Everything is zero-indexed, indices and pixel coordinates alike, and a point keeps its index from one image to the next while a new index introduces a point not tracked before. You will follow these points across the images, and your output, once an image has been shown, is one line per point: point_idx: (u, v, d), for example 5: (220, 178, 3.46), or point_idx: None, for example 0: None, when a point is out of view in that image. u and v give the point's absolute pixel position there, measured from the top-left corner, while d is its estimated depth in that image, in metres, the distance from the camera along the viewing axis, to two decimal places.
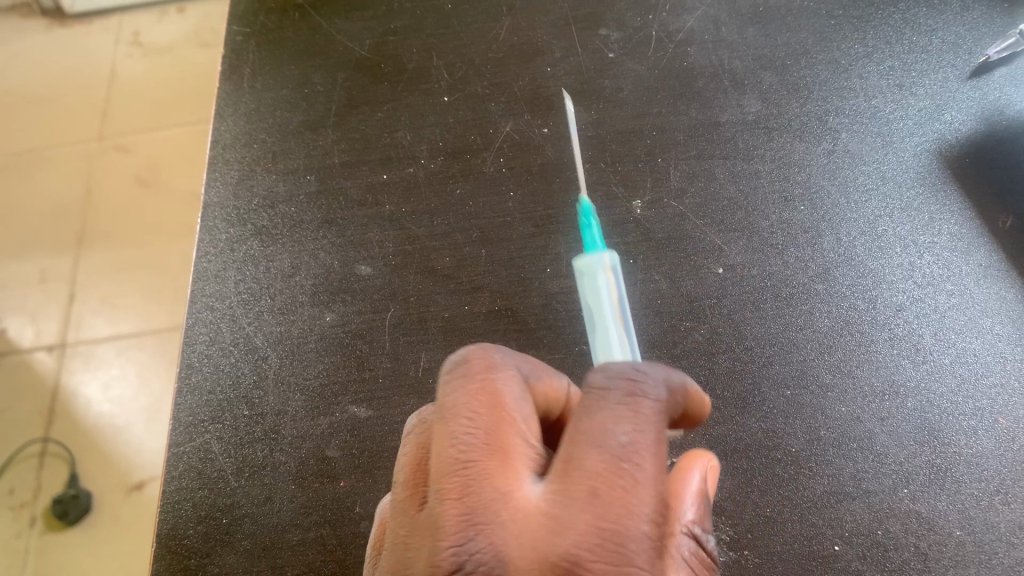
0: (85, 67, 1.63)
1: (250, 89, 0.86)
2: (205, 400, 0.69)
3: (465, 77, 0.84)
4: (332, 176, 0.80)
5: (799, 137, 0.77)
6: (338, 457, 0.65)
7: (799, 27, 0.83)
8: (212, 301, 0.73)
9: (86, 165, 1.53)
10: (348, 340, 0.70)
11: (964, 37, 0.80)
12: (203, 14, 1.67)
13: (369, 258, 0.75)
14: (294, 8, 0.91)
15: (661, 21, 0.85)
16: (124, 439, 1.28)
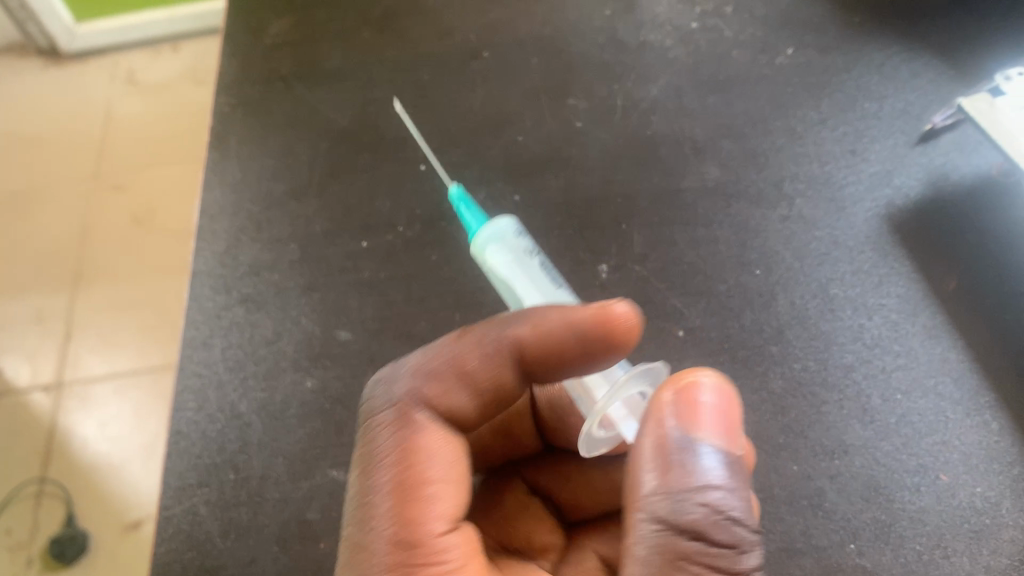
0: (80, 103, 1.60)
1: (236, 158, 0.90)
2: (193, 464, 0.72)
3: (441, 146, 0.88)
4: (314, 244, 0.83)
5: (756, 204, 0.81)
6: (318, 520, 0.69)
7: (757, 94, 0.87)
8: (200, 368, 0.77)
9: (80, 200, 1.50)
10: (328, 406, 0.74)
11: (912, 104, 0.84)
12: (198, 54, 1.63)
13: (349, 324, 0.79)
14: (278, 79, 0.95)
15: (627, 91, 0.89)
16: (119, 477, 1.27)
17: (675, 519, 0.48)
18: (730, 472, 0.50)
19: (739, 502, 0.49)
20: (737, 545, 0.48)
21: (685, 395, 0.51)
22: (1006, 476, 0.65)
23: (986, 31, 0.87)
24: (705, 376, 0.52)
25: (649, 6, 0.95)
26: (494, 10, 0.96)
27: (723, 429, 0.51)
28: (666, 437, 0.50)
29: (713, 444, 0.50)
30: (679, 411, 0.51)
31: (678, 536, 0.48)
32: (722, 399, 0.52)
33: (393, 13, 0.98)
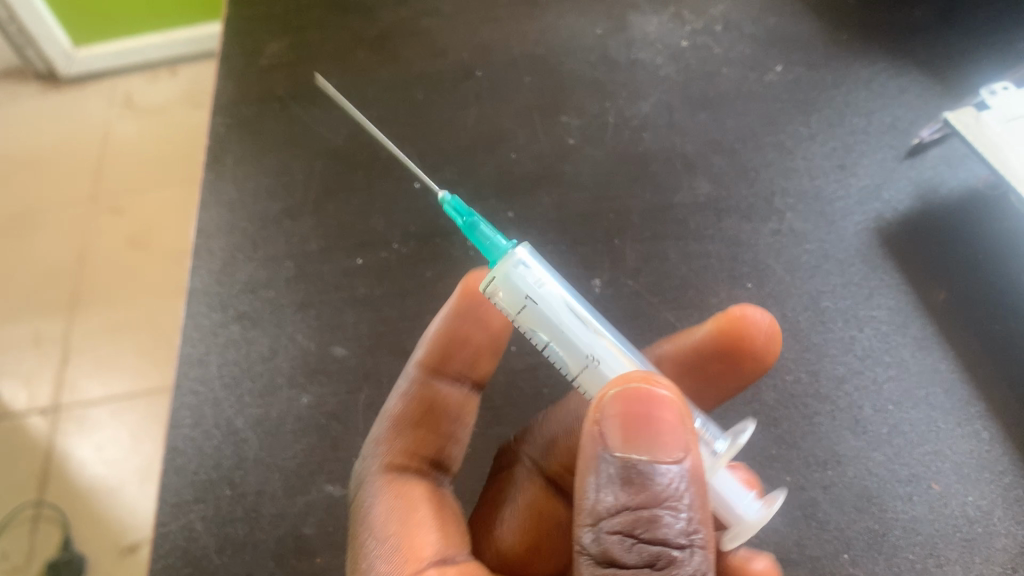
0: (77, 127, 1.58)
1: (232, 176, 0.90)
2: (189, 480, 0.72)
3: (436, 163, 0.89)
4: (310, 261, 0.84)
5: (746, 218, 0.82)
6: (314, 535, 0.71)
7: (747, 110, 0.88)
8: (196, 385, 0.77)
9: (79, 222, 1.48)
10: (324, 422, 0.75)
11: (899, 119, 0.86)
12: (197, 77, 1.63)
13: (344, 340, 0.79)
14: (274, 99, 0.95)
15: (619, 109, 0.91)
16: (116, 499, 1.22)
17: (612, 529, 0.44)
18: (679, 482, 0.44)
19: (689, 513, 0.44)
20: (682, 557, 0.44)
21: (628, 397, 0.44)
22: (998, 484, 0.66)
23: (971, 46, 0.88)
24: (654, 379, 0.46)
25: (640, 25, 0.97)
26: (487, 30, 0.97)
27: (675, 442, 0.44)
28: (629, 460, 0.43)
29: (664, 460, 0.43)
30: (625, 429, 0.44)
31: (617, 543, 0.44)
32: (676, 407, 0.45)
33: (388, 32, 0.98)
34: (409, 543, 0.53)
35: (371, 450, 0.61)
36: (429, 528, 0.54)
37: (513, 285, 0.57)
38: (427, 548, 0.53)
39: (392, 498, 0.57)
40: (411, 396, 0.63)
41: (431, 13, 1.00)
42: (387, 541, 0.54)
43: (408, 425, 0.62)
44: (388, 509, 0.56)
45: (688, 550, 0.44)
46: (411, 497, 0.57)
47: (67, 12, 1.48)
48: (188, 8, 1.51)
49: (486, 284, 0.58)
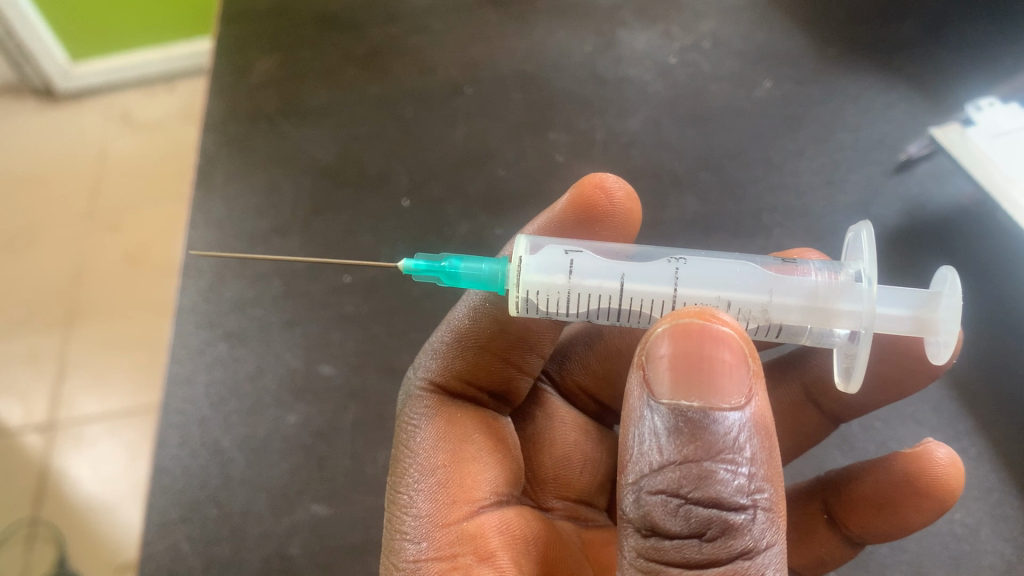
0: (74, 142, 1.54)
1: (221, 194, 0.90)
2: (175, 499, 0.73)
3: (423, 181, 0.89)
4: (298, 278, 0.83)
5: (734, 235, 0.82)
6: (299, 555, 0.71)
7: (735, 126, 0.88)
8: (184, 404, 0.77)
9: (73, 241, 1.45)
10: (310, 442, 0.75)
11: (888, 135, 0.86)
12: (193, 93, 1.58)
13: (330, 358, 0.79)
14: (263, 117, 0.95)
15: (607, 125, 0.91)
16: (114, 518, 1.21)
17: (655, 488, 0.40)
18: (737, 435, 0.39)
19: (750, 469, 0.39)
20: (742, 525, 0.38)
21: (679, 334, 0.40)
22: (984, 502, 0.68)
23: (956, 63, 0.88)
24: (712, 315, 0.41)
25: (628, 42, 0.96)
26: (475, 47, 0.97)
27: (736, 385, 0.39)
28: (677, 405, 0.39)
29: (717, 407, 0.38)
30: (675, 366, 0.39)
31: (658, 506, 0.39)
32: (736, 347, 0.40)
33: (377, 48, 0.98)
34: (461, 483, 0.53)
35: (427, 367, 0.59)
36: (486, 464, 0.55)
37: (537, 276, 0.52)
38: (479, 492, 0.53)
39: (444, 424, 0.56)
40: (486, 316, 0.59)
41: (420, 30, 0.99)
42: (434, 474, 0.53)
43: (471, 348, 0.59)
44: (439, 433, 0.55)
45: (749, 514, 0.38)
46: (467, 428, 0.56)
47: (64, 23, 1.44)
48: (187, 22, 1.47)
49: (516, 305, 0.53)
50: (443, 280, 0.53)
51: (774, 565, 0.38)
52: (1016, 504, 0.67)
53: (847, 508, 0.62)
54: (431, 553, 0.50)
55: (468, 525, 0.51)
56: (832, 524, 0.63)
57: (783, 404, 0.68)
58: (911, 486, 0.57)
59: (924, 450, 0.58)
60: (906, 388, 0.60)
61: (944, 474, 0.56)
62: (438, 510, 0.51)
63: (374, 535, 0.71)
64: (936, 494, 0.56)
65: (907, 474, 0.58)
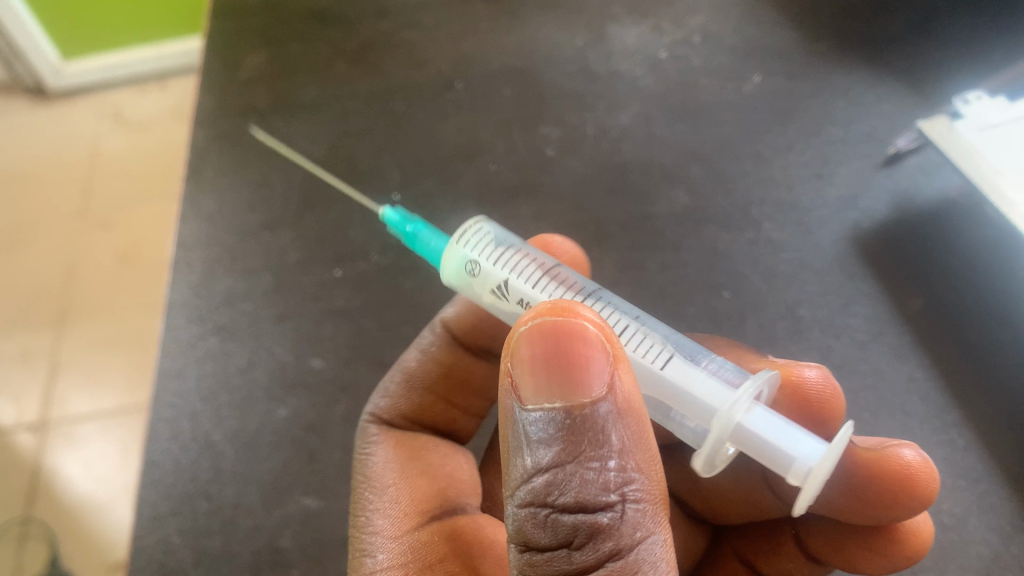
0: (64, 142, 1.53)
1: (211, 189, 0.90)
2: (166, 493, 0.73)
3: (413, 175, 0.89)
4: (289, 273, 0.84)
5: (724, 228, 0.82)
6: (290, 548, 0.71)
7: (725, 120, 0.89)
8: (175, 398, 0.77)
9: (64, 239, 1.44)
10: (301, 435, 0.75)
11: (877, 128, 0.86)
12: (184, 90, 1.58)
13: (321, 352, 0.79)
14: (254, 113, 0.95)
15: (598, 119, 0.91)
16: (106, 516, 1.21)
17: (523, 500, 0.40)
18: (598, 434, 0.38)
19: (615, 469, 0.38)
20: (608, 525, 0.38)
21: (542, 332, 0.39)
22: (972, 491, 0.68)
23: (945, 56, 0.88)
24: (574, 312, 0.41)
25: (619, 37, 0.96)
26: (466, 42, 0.97)
27: (597, 379, 0.39)
28: (540, 408, 0.39)
29: (578, 404, 0.38)
30: (535, 367, 0.39)
31: (529, 517, 0.39)
32: (594, 340, 0.39)
33: (368, 44, 0.98)
34: (411, 496, 0.55)
35: (375, 404, 0.62)
36: (433, 477, 0.57)
37: (475, 235, 0.57)
38: (427, 502, 0.55)
39: (394, 447, 0.59)
40: (432, 360, 0.64)
41: (411, 26, 0.99)
42: (388, 491, 0.55)
43: (418, 390, 0.63)
44: (391, 456, 0.58)
45: (616, 513, 0.38)
46: (416, 450, 0.59)
47: (54, 18, 1.43)
48: (178, 18, 1.47)
49: (450, 259, 0.56)
50: (403, 239, 0.60)
51: (649, 559, 0.38)
52: (1003, 493, 0.68)
53: (813, 535, 0.62)
54: (386, 563, 0.52)
55: (421, 534, 0.53)
56: (799, 546, 0.64)
57: (745, 478, 0.64)
58: (867, 544, 0.57)
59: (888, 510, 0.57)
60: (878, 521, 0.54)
61: (901, 535, 0.56)
62: (391, 526, 0.53)
63: None
64: (901, 548, 0.56)
65: (867, 532, 0.57)
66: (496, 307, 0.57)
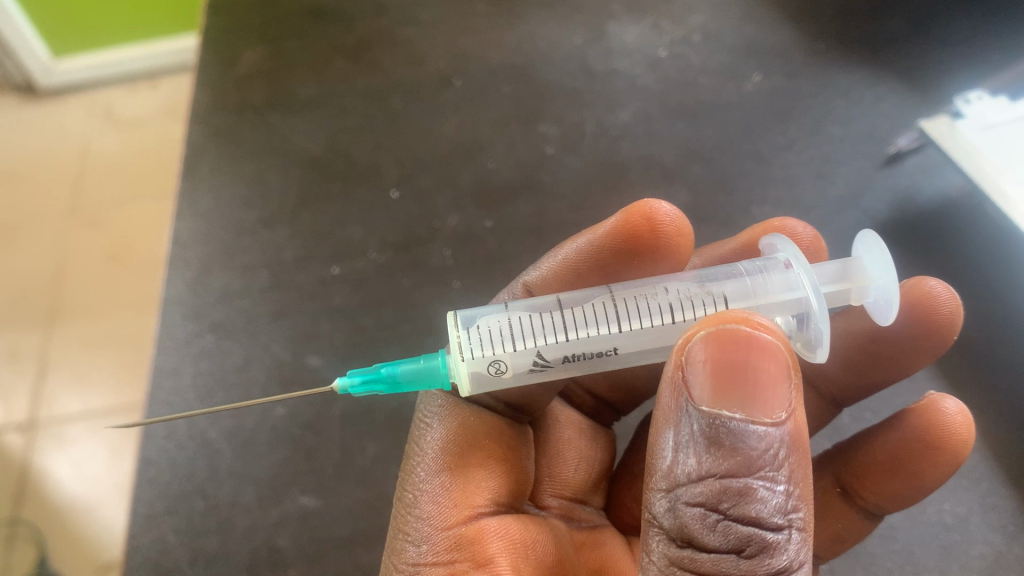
0: (56, 140, 1.52)
1: (208, 185, 0.89)
2: (162, 491, 0.72)
3: (413, 172, 0.88)
4: (286, 271, 0.83)
5: (724, 227, 0.82)
6: (287, 547, 0.70)
7: (725, 119, 0.88)
8: (170, 396, 0.76)
9: (55, 237, 1.43)
10: (298, 434, 0.74)
11: (877, 128, 0.86)
12: (178, 89, 1.57)
13: (318, 350, 0.78)
14: (250, 109, 0.94)
15: (598, 118, 0.90)
16: (97, 517, 1.20)
17: (691, 500, 0.40)
18: (776, 449, 0.39)
19: (787, 489, 0.39)
20: (779, 543, 0.39)
21: (721, 339, 0.40)
22: (974, 491, 0.68)
23: (945, 57, 0.88)
24: (755, 320, 0.41)
25: (618, 35, 0.96)
26: (464, 40, 0.97)
27: (779, 398, 0.39)
28: (719, 416, 0.39)
29: (760, 419, 0.39)
30: (716, 374, 0.39)
31: (697, 519, 0.40)
32: (779, 360, 0.40)
33: (366, 40, 0.97)
34: (465, 487, 0.54)
35: None
36: (490, 471, 0.56)
37: (471, 339, 0.53)
38: (480, 498, 0.54)
39: (455, 427, 0.57)
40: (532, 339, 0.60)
41: (409, 22, 0.98)
42: (439, 477, 0.55)
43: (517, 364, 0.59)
44: (448, 439, 0.56)
45: (786, 534, 0.39)
46: (480, 433, 0.57)
47: (45, 15, 1.42)
48: (170, 16, 1.46)
49: (468, 383, 0.52)
50: (383, 387, 0.52)
51: None
52: (1005, 494, 0.68)
53: (863, 477, 0.61)
54: (429, 557, 0.52)
55: (467, 529, 0.52)
56: (846, 498, 0.63)
57: None
58: (924, 441, 0.57)
59: (933, 401, 0.57)
60: (909, 362, 0.60)
61: (955, 431, 0.56)
62: (440, 515, 0.53)
63: (353, 529, 0.70)
64: (949, 445, 0.56)
65: (918, 427, 0.57)
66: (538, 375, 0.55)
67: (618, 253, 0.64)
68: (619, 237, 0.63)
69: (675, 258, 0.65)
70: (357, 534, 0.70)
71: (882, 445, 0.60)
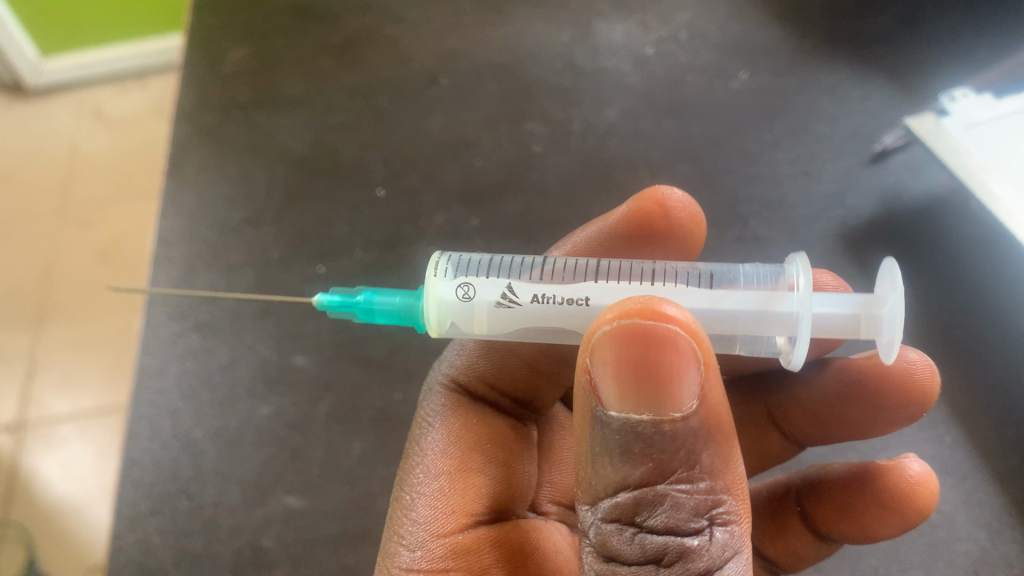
0: (42, 140, 1.51)
1: (193, 184, 0.88)
2: (146, 492, 0.72)
3: (398, 171, 0.88)
4: (271, 269, 0.83)
5: (712, 225, 0.82)
6: (272, 547, 0.70)
7: (712, 117, 0.88)
8: (155, 396, 0.76)
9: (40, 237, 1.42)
10: (283, 433, 0.74)
11: (864, 126, 0.86)
12: (164, 89, 1.56)
13: (304, 349, 0.78)
14: (236, 107, 0.93)
15: (584, 116, 0.90)
16: (87, 518, 1.19)
17: (608, 515, 0.41)
18: (690, 447, 0.38)
19: (705, 488, 0.39)
20: (698, 547, 0.39)
21: (621, 337, 0.38)
22: (959, 489, 0.68)
23: (930, 56, 0.89)
24: (655, 309, 0.38)
25: (605, 33, 0.95)
26: (452, 38, 0.96)
27: (687, 390, 0.38)
28: (627, 420, 0.38)
29: (667, 419, 0.38)
30: (621, 378, 0.38)
31: (615, 533, 0.41)
32: (686, 350, 0.38)
33: (353, 38, 0.97)
34: (461, 492, 0.54)
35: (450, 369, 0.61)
36: (490, 475, 0.56)
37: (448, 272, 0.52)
38: (477, 503, 0.54)
39: (458, 431, 0.57)
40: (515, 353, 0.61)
41: (396, 20, 0.98)
42: (438, 480, 0.54)
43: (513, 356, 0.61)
44: (448, 441, 0.56)
45: (706, 536, 0.39)
46: (480, 436, 0.57)
47: (32, 13, 1.41)
48: (157, 15, 1.45)
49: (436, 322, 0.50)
50: (358, 315, 0.51)
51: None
52: (989, 491, 0.68)
53: (820, 510, 0.61)
54: (423, 563, 0.51)
55: (464, 537, 0.52)
56: (804, 520, 0.63)
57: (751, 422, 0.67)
58: (878, 500, 0.57)
59: (898, 464, 0.57)
60: (877, 422, 0.59)
61: (912, 490, 0.56)
62: (436, 521, 0.52)
63: (339, 529, 0.70)
64: (902, 508, 0.56)
65: (877, 486, 0.57)
66: (503, 322, 0.50)
67: (633, 239, 0.63)
68: (637, 227, 0.62)
69: (687, 247, 0.65)
70: (343, 534, 0.70)
71: (845, 482, 0.60)
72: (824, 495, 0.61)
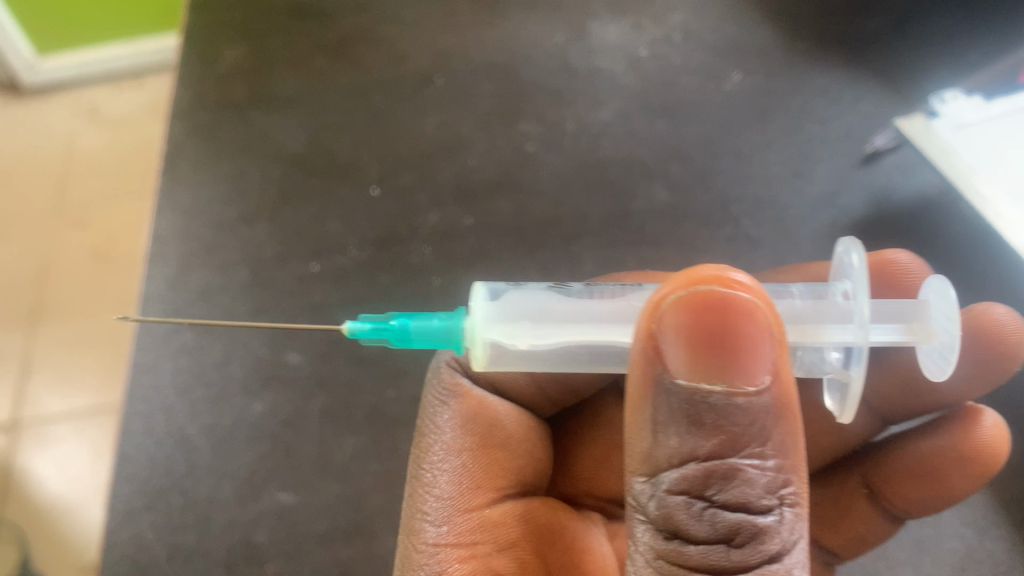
0: (38, 138, 1.51)
1: (188, 182, 0.89)
2: (141, 487, 0.72)
3: (392, 171, 0.89)
4: (266, 267, 0.83)
5: (703, 225, 0.83)
6: (265, 542, 0.70)
7: (705, 118, 0.89)
8: (149, 392, 0.76)
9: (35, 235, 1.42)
10: (277, 430, 0.74)
11: (855, 127, 0.86)
12: (160, 88, 1.56)
13: (298, 346, 0.78)
14: (231, 106, 0.94)
15: (578, 116, 0.91)
16: (81, 517, 1.20)
17: (673, 488, 0.42)
18: (760, 421, 0.40)
19: (773, 467, 0.41)
20: (770, 527, 0.41)
21: (695, 303, 0.40)
22: None
23: (922, 58, 0.89)
24: (730, 278, 0.41)
25: (599, 33, 0.96)
26: (447, 37, 0.96)
27: (760, 364, 0.40)
28: (697, 389, 0.40)
29: (745, 392, 0.40)
30: (693, 347, 0.40)
31: (680, 507, 0.42)
32: (762, 322, 0.40)
33: (349, 36, 0.97)
34: (488, 468, 0.57)
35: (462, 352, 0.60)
36: (514, 455, 0.58)
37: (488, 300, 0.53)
38: (502, 481, 0.57)
39: (474, 407, 0.58)
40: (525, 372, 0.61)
41: (391, 19, 0.98)
42: (463, 457, 0.56)
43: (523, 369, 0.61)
44: (469, 419, 0.58)
45: (776, 515, 0.41)
46: (499, 413, 0.59)
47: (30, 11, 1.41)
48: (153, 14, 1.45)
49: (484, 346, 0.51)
50: (392, 340, 0.50)
51: (799, 562, 0.41)
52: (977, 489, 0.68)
53: (892, 484, 0.63)
54: (451, 538, 0.54)
55: (492, 513, 0.56)
56: (873, 499, 0.65)
57: None
58: (958, 456, 0.60)
59: (970, 416, 0.60)
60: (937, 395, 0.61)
61: (987, 442, 0.59)
62: (463, 498, 0.56)
63: (331, 525, 0.71)
64: (983, 459, 0.59)
65: (953, 442, 0.60)
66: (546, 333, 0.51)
67: None
68: None
69: None
70: (335, 530, 0.71)
71: (914, 450, 0.62)
72: (896, 468, 0.63)
